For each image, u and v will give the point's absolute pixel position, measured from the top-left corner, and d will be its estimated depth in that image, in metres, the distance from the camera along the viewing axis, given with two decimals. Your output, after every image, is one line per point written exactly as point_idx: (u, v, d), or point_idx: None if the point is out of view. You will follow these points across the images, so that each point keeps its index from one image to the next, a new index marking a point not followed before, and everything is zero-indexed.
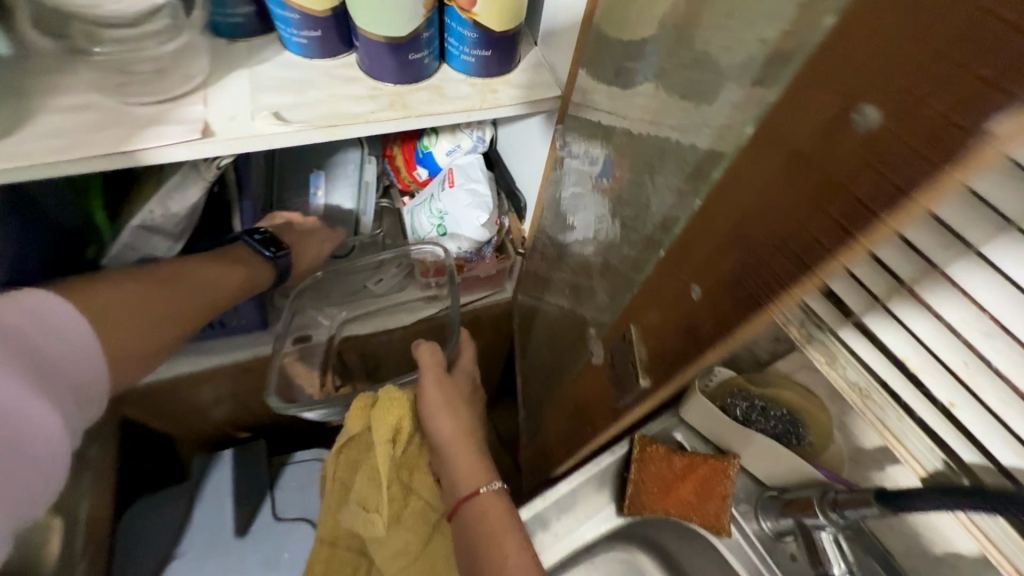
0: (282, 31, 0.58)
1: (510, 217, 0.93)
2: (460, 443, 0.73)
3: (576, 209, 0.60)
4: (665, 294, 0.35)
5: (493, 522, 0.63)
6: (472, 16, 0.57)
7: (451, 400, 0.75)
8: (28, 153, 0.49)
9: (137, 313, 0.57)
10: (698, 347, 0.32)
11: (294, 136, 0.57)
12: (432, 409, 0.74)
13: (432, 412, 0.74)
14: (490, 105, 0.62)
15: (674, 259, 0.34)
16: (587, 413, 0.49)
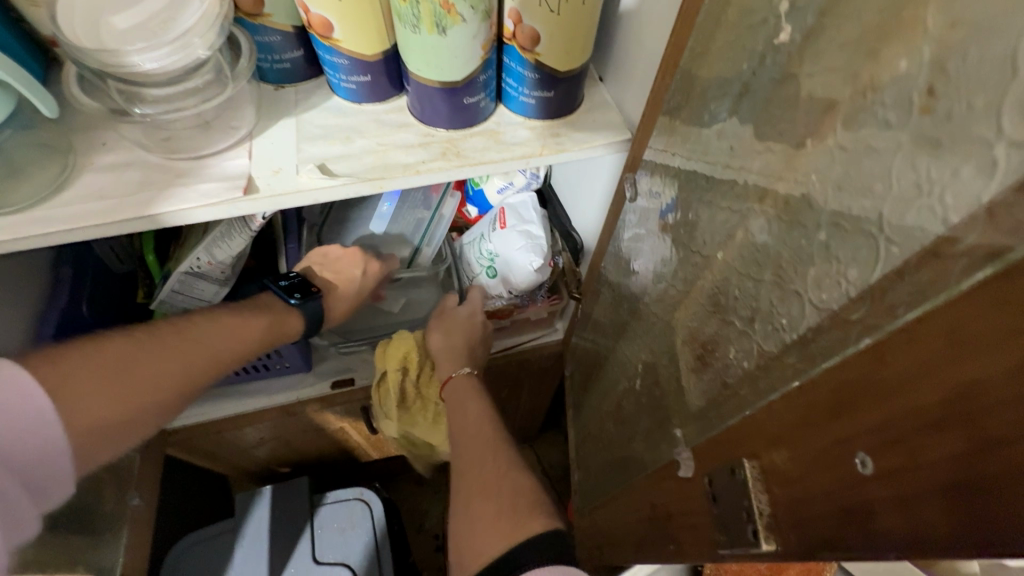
0: (331, 76, 0.55)
1: (565, 258, 0.83)
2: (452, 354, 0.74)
3: (639, 253, 0.53)
4: (801, 447, 0.24)
5: (467, 411, 0.69)
6: (534, 56, 0.51)
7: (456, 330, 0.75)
8: (67, 214, 0.47)
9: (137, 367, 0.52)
10: (810, 524, 0.24)
11: (341, 191, 0.53)
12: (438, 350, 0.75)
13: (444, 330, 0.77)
14: (551, 151, 0.56)
15: (815, 402, 0.23)
16: (673, 526, 0.40)
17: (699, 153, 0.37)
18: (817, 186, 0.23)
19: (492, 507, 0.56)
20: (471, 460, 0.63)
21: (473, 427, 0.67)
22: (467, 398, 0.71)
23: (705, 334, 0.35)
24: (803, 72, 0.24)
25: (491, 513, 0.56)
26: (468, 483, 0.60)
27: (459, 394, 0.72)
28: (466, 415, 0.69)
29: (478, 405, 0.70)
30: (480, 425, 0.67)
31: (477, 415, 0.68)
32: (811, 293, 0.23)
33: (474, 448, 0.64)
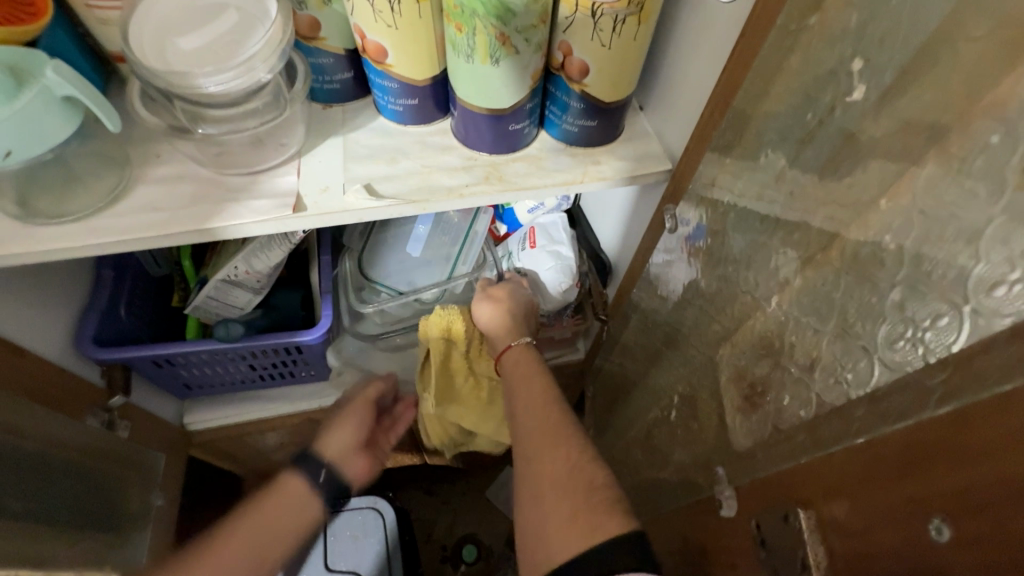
0: (378, 98, 0.56)
1: (592, 279, 0.83)
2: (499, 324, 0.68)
3: (670, 281, 0.53)
4: (864, 503, 0.24)
5: (525, 390, 0.61)
6: (581, 87, 0.51)
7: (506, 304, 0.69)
8: (124, 225, 0.49)
9: (235, 567, 0.48)
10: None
11: (385, 211, 0.54)
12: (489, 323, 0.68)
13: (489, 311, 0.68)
14: (592, 179, 0.57)
15: (882, 460, 0.23)
16: (710, 563, 0.40)
17: (751, 193, 0.37)
18: (891, 245, 0.24)
19: (565, 508, 0.48)
20: (539, 437, 0.56)
21: (533, 404, 0.59)
22: (527, 370, 0.64)
23: (755, 376, 0.35)
24: (876, 132, 0.25)
25: (568, 512, 0.48)
26: (538, 468, 0.53)
27: (517, 370, 0.65)
28: (523, 392, 0.61)
29: (537, 380, 0.62)
30: (540, 401, 0.59)
31: (534, 393, 0.60)
32: (882, 352, 0.24)
33: (539, 423, 0.57)
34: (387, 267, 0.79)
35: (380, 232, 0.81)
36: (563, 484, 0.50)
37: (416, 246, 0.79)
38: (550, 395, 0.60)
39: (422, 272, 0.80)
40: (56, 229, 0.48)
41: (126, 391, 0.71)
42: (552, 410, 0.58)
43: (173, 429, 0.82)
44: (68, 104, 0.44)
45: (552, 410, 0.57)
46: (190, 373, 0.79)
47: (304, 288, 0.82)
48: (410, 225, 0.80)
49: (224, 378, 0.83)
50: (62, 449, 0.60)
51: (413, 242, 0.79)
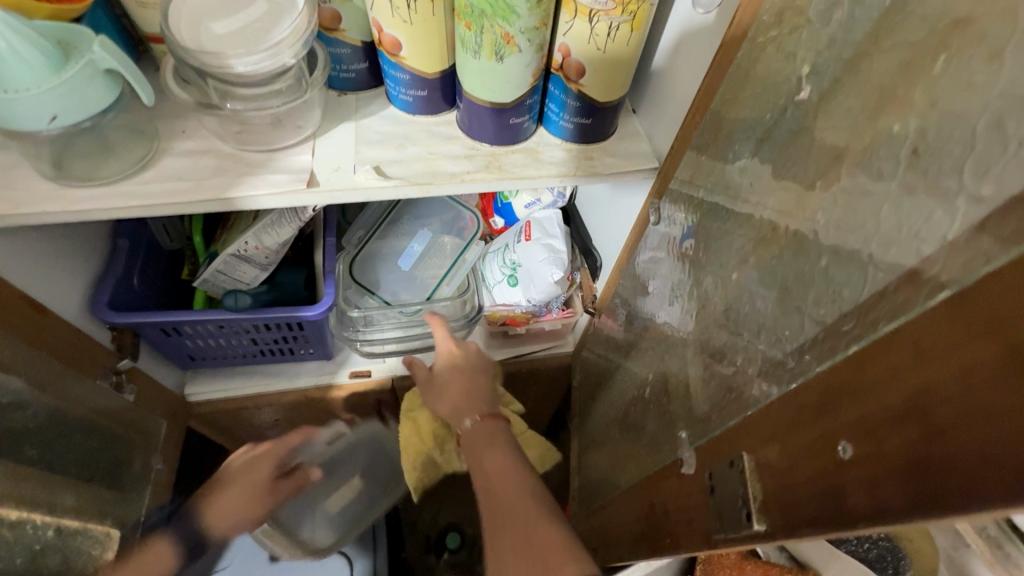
0: (390, 88, 0.60)
1: (583, 273, 0.87)
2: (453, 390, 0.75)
3: (654, 275, 0.57)
4: (794, 442, 0.28)
5: (490, 461, 0.63)
6: (577, 86, 0.56)
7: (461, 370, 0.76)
8: (152, 191, 0.53)
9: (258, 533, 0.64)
10: (796, 505, 0.27)
11: (392, 192, 0.58)
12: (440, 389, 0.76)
13: (440, 387, 0.76)
14: (585, 173, 0.61)
15: (810, 401, 0.27)
16: (671, 522, 0.44)
17: (719, 186, 0.41)
18: (822, 219, 0.28)
19: (523, 560, 0.51)
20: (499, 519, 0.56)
21: (501, 489, 0.59)
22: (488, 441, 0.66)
23: (715, 346, 0.39)
24: (818, 126, 0.29)
25: (523, 562, 0.51)
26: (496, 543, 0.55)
27: (481, 439, 0.67)
28: (490, 463, 0.63)
29: (501, 451, 0.65)
30: (513, 487, 0.59)
31: (504, 466, 0.62)
32: (811, 310, 0.28)
33: (510, 492, 0.58)
34: (378, 278, 0.87)
35: (378, 242, 0.88)
36: (532, 550, 0.51)
37: (408, 261, 0.87)
38: (524, 479, 0.60)
39: (409, 285, 0.88)
40: (88, 191, 0.52)
41: (134, 356, 0.75)
42: (523, 495, 0.58)
43: (175, 398, 0.85)
44: (109, 77, 0.48)
45: (527, 501, 0.56)
46: (195, 344, 0.82)
47: (308, 269, 0.86)
48: (404, 243, 0.88)
49: (226, 351, 0.86)
50: (74, 404, 0.64)
51: (404, 258, 0.87)
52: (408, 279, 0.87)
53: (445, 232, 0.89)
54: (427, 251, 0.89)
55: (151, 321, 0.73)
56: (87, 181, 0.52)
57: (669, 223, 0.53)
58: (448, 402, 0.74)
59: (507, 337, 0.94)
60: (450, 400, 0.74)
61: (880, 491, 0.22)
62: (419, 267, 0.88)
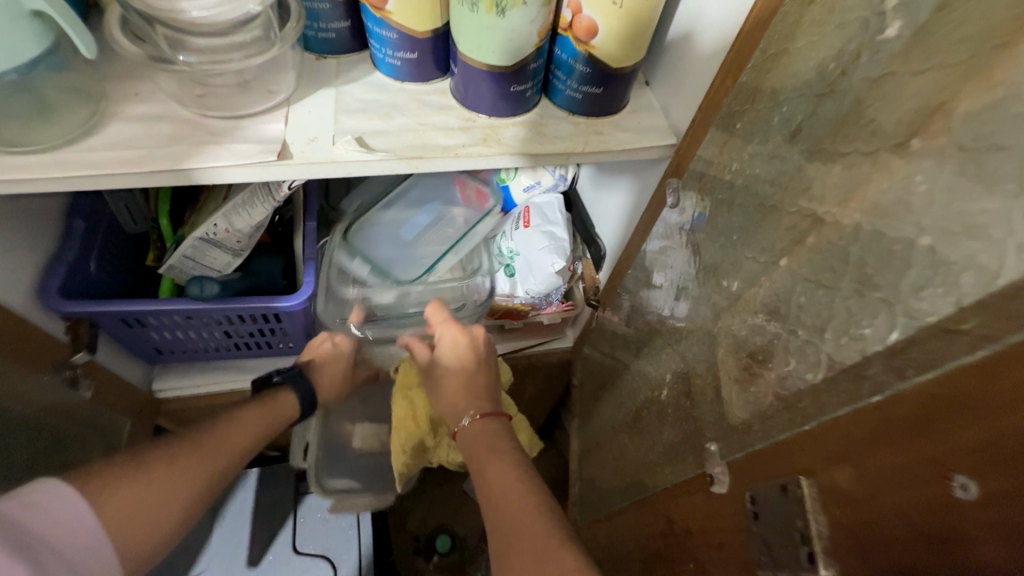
0: (375, 50, 0.53)
1: (586, 263, 0.81)
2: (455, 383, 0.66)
3: (665, 266, 0.51)
4: (873, 469, 0.22)
5: (490, 466, 0.54)
6: (587, 49, 0.49)
7: (465, 366, 0.67)
8: (96, 160, 0.45)
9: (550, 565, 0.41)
10: (883, 547, 0.22)
11: (376, 168, 0.52)
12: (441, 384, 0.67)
13: (436, 383, 0.67)
14: (593, 150, 0.54)
15: (897, 418, 0.21)
16: (695, 546, 0.38)
17: (759, 157, 0.35)
18: (922, 187, 0.22)
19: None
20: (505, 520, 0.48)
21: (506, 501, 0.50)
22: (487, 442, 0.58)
23: (756, 345, 0.33)
24: (912, 71, 0.23)
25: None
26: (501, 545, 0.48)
27: (477, 440, 0.59)
28: (491, 470, 0.54)
29: (503, 458, 0.55)
30: (515, 492, 0.50)
31: (504, 474, 0.53)
32: (903, 303, 0.22)
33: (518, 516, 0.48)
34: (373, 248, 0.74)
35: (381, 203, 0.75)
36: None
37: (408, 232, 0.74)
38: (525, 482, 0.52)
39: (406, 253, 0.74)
40: (17, 158, 0.44)
41: (92, 348, 0.66)
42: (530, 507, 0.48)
43: (141, 395, 0.78)
44: (38, 23, 0.41)
45: (535, 511, 0.47)
46: (161, 337, 0.75)
47: (286, 255, 0.79)
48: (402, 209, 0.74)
49: (197, 345, 0.79)
50: (14, 403, 0.57)
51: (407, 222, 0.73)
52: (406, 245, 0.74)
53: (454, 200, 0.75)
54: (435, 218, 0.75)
55: (109, 310, 0.66)
56: (17, 147, 0.44)
57: (683, 211, 0.47)
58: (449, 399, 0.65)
59: (503, 330, 0.88)
60: (453, 399, 0.65)
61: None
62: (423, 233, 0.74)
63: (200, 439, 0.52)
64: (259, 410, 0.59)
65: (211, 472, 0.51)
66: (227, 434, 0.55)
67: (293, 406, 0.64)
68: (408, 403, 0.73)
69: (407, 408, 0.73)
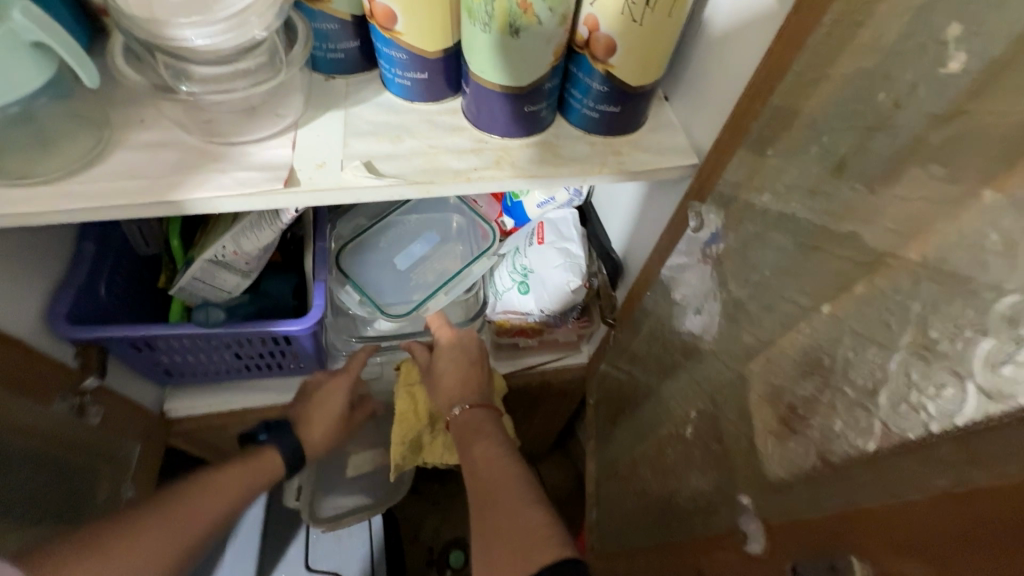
0: (384, 71, 0.52)
1: (600, 280, 0.77)
2: (451, 378, 0.66)
3: (685, 292, 0.48)
4: (946, 569, 0.20)
5: (475, 452, 0.58)
6: (605, 67, 0.47)
7: (462, 364, 0.66)
8: (100, 192, 0.44)
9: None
10: None
11: (386, 192, 0.50)
12: (438, 382, 0.66)
13: (433, 378, 0.67)
14: (611, 171, 0.52)
15: (977, 519, 0.19)
16: None
17: (794, 190, 0.32)
18: (1000, 245, 0.19)
19: (507, 546, 0.47)
20: (488, 516, 0.51)
21: (486, 478, 0.54)
22: (475, 435, 0.60)
23: (795, 397, 0.30)
24: (985, 111, 0.20)
25: (508, 554, 0.47)
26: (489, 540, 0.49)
27: (464, 429, 0.62)
28: (477, 454, 0.58)
29: (488, 441, 0.59)
30: (499, 472, 0.54)
31: (490, 457, 0.57)
32: (981, 377, 0.19)
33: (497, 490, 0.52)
34: (370, 276, 0.78)
35: (380, 236, 0.80)
36: (501, 531, 0.49)
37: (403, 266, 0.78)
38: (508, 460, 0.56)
39: (401, 288, 0.78)
40: (20, 191, 0.43)
41: (101, 373, 0.66)
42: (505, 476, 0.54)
43: (152, 416, 0.78)
44: (38, 52, 0.40)
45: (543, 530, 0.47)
46: (172, 359, 0.74)
47: (296, 275, 0.77)
48: (405, 242, 0.80)
49: (207, 366, 0.78)
50: (24, 434, 0.56)
51: (404, 258, 0.79)
52: (405, 283, 0.78)
53: (460, 235, 0.80)
54: (430, 252, 0.80)
55: (119, 334, 0.65)
56: (21, 180, 0.43)
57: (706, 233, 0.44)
58: (442, 392, 0.66)
59: (517, 349, 0.86)
60: (446, 394, 0.65)
61: None
62: (419, 270, 0.79)
63: (186, 496, 0.51)
64: (244, 469, 0.58)
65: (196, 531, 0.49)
66: (211, 490, 0.54)
67: (277, 461, 0.62)
68: (411, 400, 0.71)
69: (408, 404, 0.72)
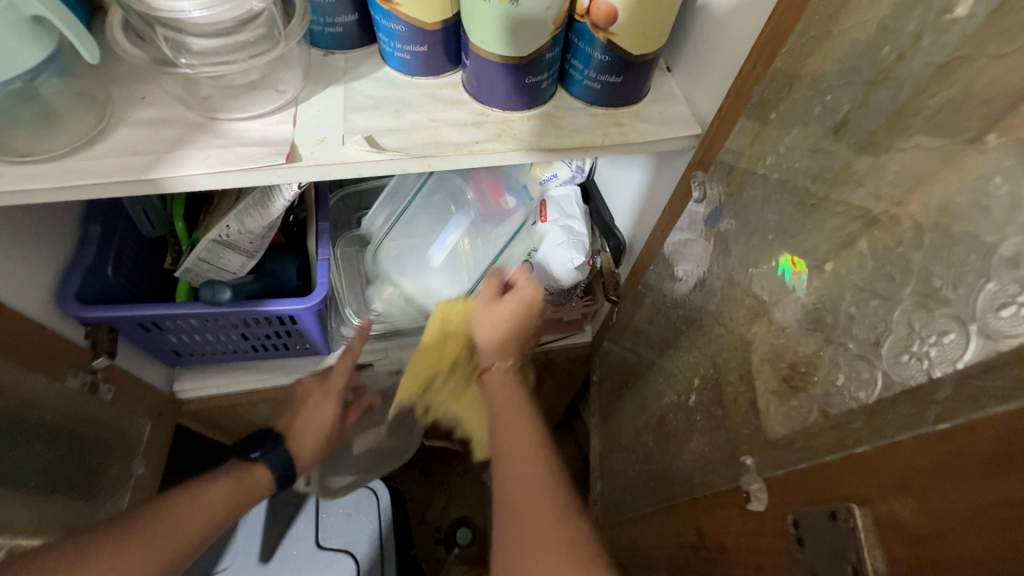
0: (384, 44, 0.51)
1: (604, 257, 0.75)
2: (501, 329, 0.62)
3: (688, 261, 0.48)
4: (945, 505, 0.20)
5: (515, 422, 0.56)
6: (607, 35, 0.46)
7: (516, 324, 0.62)
8: (104, 166, 0.44)
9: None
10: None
11: (387, 167, 0.50)
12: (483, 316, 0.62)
13: (483, 322, 0.62)
14: (612, 143, 0.52)
15: (968, 451, 0.19)
16: (728, 563, 0.36)
17: (797, 150, 0.32)
18: (1002, 189, 0.19)
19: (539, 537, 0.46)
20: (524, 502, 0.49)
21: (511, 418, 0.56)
22: (512, 397, 0.59)
23: (797, 355, 0.31)
24: (988, 55, 0.20)
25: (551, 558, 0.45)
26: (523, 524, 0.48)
27: (501, 390, 0.60)
28: (507, 423, 0.56)
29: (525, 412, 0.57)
30: (525, 445, 0.53)
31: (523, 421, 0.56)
32: (980, 320, 0.19)
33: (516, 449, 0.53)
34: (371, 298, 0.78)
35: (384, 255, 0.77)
36: (522, 475, 0.51)
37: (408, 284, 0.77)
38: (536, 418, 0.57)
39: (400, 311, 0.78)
40: (23, 167, 0.44)
41: (112, 353, 0.67)
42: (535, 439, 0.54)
43: (162, 397, 0.79)
44: (37, 27, 0.40)
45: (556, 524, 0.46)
46: (180, 340, 0.75)
47: (301, 257, 0.78)
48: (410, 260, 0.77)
49: (215, 347, 0.79)
50: (39, 411, 0.57)
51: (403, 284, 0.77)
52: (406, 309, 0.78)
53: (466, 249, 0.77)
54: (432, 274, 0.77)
55: (126, 314, 0.65)
56: (24, 155, 0.44)
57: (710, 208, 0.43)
58: (486, 348, 0.62)
59: None
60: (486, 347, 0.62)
61: None
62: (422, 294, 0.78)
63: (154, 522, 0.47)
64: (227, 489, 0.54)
65: (173, 552, 0.46)
66: (184, 513, 0.50)
67: (267, 478, 0.58)
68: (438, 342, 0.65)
69: (436, 338, 0.65)
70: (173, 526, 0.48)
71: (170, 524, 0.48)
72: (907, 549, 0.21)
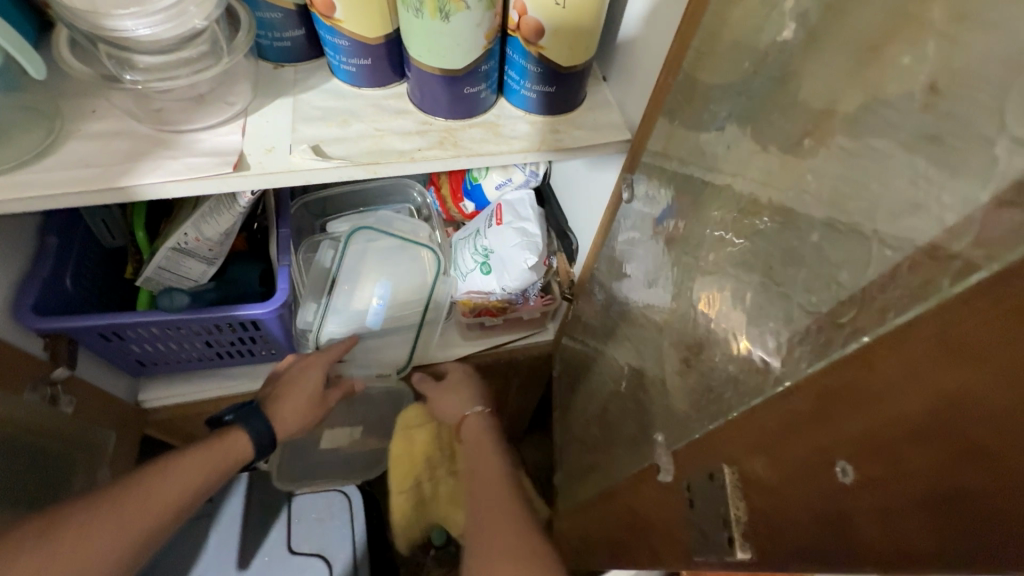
0: (331, 57, 0.54)
1: (559, 258, 0.80)
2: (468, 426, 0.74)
3: (631, 257, 0.50)
4: (785, 456, 0.23)
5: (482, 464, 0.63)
6: (537, 49, 0.50)
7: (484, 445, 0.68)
8: (55, 178, 0.46)
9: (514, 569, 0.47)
10: (791, 525, 0.23)
11: (334, 174, 0.52)
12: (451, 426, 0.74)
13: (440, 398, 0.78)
14: (550, 149, 0.55)
15: (799, 408, 0.22)
16: (650, 532, 0.39)
17: (691, 153, 0.36)
18: (815, 184, 0.23)
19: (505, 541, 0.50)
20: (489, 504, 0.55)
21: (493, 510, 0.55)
22: (477, 439, 0.70)
23: (693, 338, 0.34)
24: (807, 69, 0.24)
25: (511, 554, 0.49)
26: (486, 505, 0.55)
27: (472, 437, 0.72)
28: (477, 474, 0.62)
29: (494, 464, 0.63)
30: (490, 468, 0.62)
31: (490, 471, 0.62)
32: (800, 296, 0.23)
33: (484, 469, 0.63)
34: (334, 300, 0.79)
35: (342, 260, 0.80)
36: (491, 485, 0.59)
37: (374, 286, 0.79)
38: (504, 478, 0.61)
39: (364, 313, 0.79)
40: None
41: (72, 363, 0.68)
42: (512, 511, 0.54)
43: (126, 406, 0.79)
44: None
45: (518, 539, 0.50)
46: (143, 349, 0.76)
47: (264, 264, 0.78)
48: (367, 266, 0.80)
49: (179, 355, 0.80)
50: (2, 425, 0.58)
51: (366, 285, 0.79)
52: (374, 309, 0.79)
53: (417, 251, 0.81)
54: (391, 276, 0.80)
55: (85, 325, 0.66)
56: None
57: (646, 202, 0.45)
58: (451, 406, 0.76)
59: (484, 329, 0.86)
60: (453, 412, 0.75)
61: (904, 525, 0.18)
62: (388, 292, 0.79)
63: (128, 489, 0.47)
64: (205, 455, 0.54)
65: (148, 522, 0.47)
66: (156, 486, 0.49)
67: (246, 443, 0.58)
68: (406, 442, 0.84)
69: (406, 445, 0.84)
70: (146, 502, 0.48)
71: (142, 498, 0.48)
72: (763, 497, 0.25)
